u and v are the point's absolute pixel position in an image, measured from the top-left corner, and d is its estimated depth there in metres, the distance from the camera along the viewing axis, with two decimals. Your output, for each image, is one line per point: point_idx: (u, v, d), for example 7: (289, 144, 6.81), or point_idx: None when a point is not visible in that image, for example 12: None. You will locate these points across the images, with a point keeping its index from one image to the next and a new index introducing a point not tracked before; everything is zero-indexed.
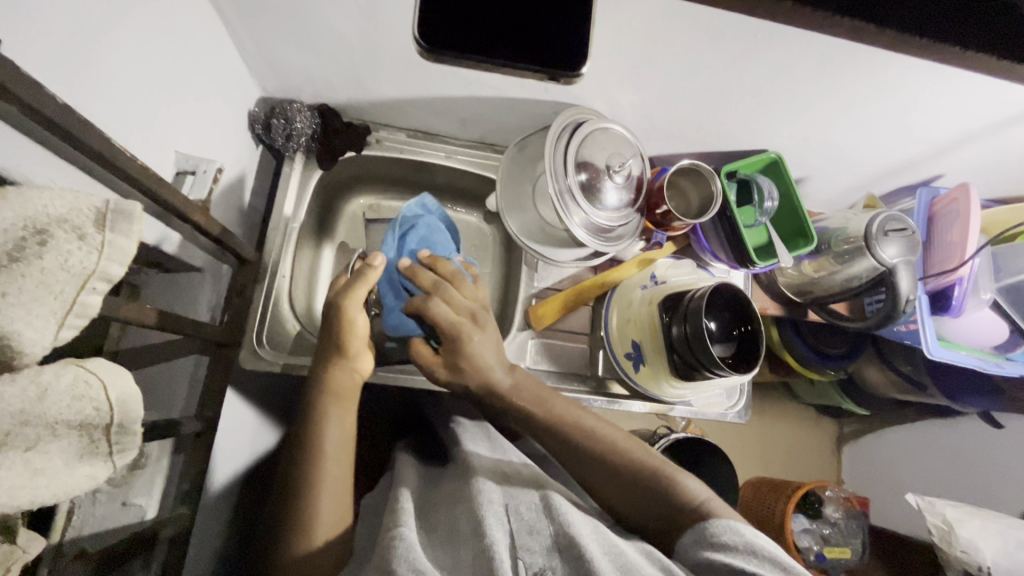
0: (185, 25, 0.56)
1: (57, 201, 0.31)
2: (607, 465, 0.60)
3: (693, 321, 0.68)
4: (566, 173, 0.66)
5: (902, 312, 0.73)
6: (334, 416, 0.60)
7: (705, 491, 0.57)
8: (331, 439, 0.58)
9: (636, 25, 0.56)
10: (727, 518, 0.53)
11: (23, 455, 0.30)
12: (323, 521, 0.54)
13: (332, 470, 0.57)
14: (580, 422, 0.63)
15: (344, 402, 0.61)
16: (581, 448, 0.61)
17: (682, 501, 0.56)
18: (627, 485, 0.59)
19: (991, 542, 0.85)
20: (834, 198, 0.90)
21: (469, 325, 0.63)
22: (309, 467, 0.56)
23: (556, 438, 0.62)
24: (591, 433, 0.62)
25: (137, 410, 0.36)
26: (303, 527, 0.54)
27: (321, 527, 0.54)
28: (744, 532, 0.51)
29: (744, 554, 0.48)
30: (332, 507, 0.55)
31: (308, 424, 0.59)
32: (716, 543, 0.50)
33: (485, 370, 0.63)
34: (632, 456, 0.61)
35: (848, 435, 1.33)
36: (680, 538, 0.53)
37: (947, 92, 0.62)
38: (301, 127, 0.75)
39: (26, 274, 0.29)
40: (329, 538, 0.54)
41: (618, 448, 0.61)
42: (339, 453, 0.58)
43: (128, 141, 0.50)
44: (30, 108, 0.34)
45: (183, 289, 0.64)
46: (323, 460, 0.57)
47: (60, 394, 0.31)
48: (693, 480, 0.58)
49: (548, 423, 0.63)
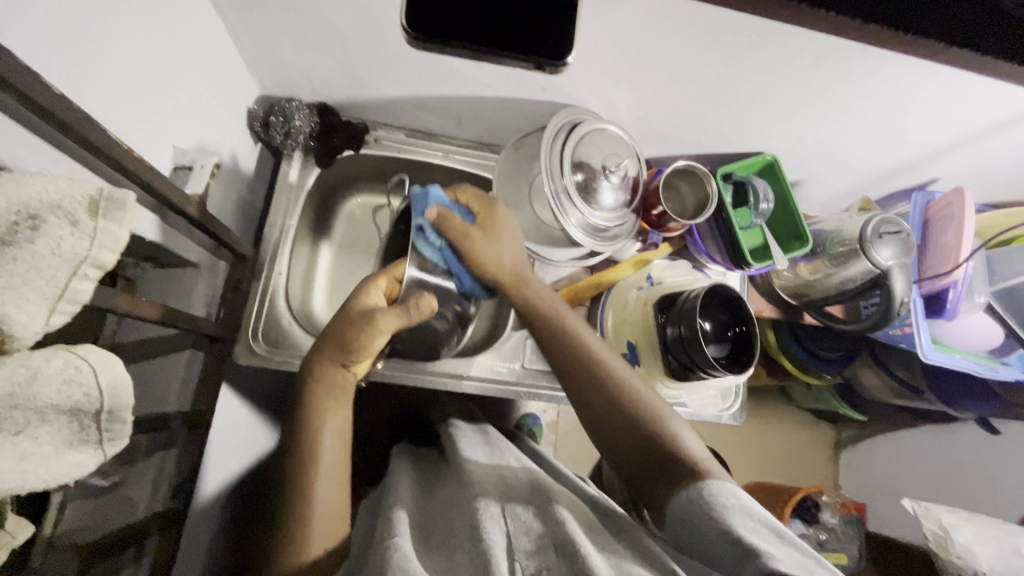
0: (182, 17, 0.56)
1: (50, 187, 0.31)
2: (633, 421, 0.59)
3: (687, 321, 0.68)
4: (562, 173, 0.66)
5: (897, 314, 0.75)
6: (325, 411, 0.60)
7: (702, 451, 0.57)
8: (330, 435, 0.59)
9: (633, 24, 0.57)
10: (720, 482, 0.52)
11: (12, 439, 0.30)
12: (318, 535, 0.53)
13: (326, 473, 0.56)
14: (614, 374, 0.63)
15: (336, 395, 0.61)
16: (612, 397, 0.61)
17: (685, 457, 0.56)
18: (636, 445, 0.58)
19: (986, 548, 0.84)
20: (830, 201, 0.91)
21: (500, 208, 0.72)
22: (300, 473, 0.56)
23: (591, 389, 0.62)
24: (620, 381, 0.62)
25: (128, 396, 0.36)
26: (295, 542, 0.52)
27: (317, 541, 0.53)
28: (739, 497, 0.50)
29: (740, 519, 0.48)
30: (325, 523, 0.54)
31: (298, 431, 0.59)
32: (712, 504, 0.49)
33: (518, 262, 0.69)
34: (657, 416, 0.60)
35: (845, 441, 1.33)
36: (675, 493, 0.53)
37: (939, 95, 0.63)
38: (300, 125, 0.76)
39: (18, 258, 0.29)
40: (326, 548, 0.53)
41: (643, 401, 0.61)
42: (334, 466, 0.57)
43: (124, 135, 0.50)
44: (26, 98, 0.34)
45: (176, 285, 0.64)
46: (315, 477, 0.56)
47: (49, 378, 0.31)
48: (691, 437, 0.59)
49: (564, 355, 0.64)
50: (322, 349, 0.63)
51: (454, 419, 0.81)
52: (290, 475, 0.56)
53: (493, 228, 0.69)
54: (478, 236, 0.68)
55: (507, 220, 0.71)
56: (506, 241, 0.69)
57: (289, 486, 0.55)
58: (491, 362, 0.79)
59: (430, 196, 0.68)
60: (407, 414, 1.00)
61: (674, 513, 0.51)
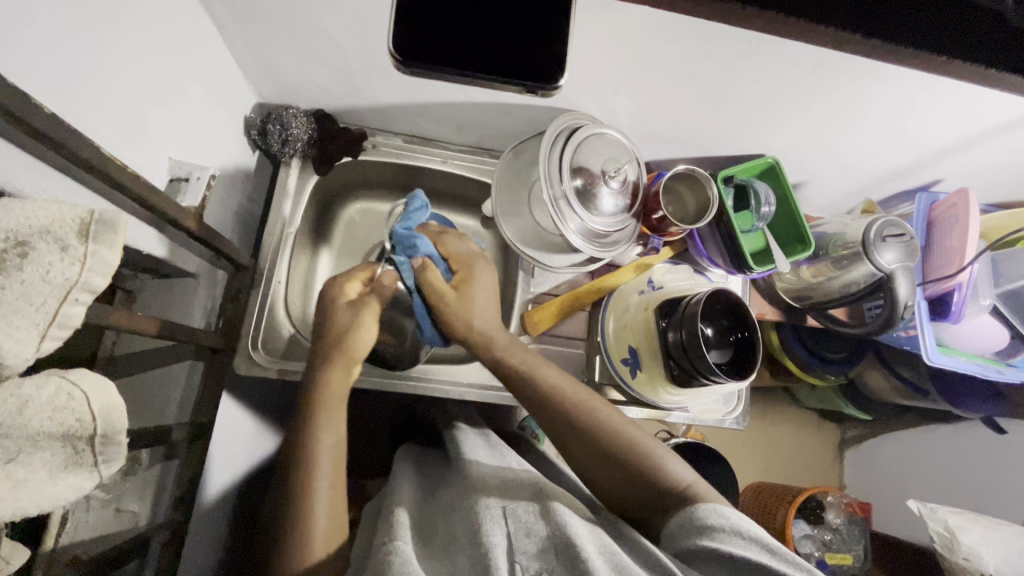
0: (178, 31, 0.56)
1: (40, 211, 0.31)
2: (596, 449, 0.60)
3: (688, 326, 0.67)
4: (561, 179, 0.65)
5: (902, 317, 0.73)
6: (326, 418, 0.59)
7: (690, 475, 0.58)
8: (323, 442, 0.58)
9: (631, 30, 0.56)
10: (712, 503, 0.52)
11: (4, 466, 0.30)
12: (316, 543, 0.52)
13: (324, 479, 0.56)
14: (572, 396, 0.63)
15: (336, 403, 0.61)
16: (577, 421, 0.61)
17: (671, 484, 0.56)
18: (623, 471, 0.58)
19: (992, 550, 0.84)
20: (832, 203, 0.90)
21: (479, 264, 0.69)
22: (300, 482, 0.55)
23: (565, 421, 0.61)
24: (583, 409, 0.62)
25: (122, 420, 0.35)
26: (294, 549, 0.52)
27: (315, 549, 0.52)
28: (728, 514, 0.50)
29: (730, 538, 0.47)
30: (323, 530, 0.53)
31: (304, 438, 0.58)
32: (702, 527, 0.49)
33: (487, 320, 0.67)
34: (621, 439, 0.60)
35: (850, 440, 1.32)
36: (669, 522, 0.53)
37: (943, 98, 0.62)
38: (298, 132, 0.75)
39: (7, 286, 0.29)
40: (325, 554, 0.53)
41: (624, 437, 0.60)
42: (332, 471, 0.57)
43: (120, 151, 0.50)
44: (16, 118, 0.33)
45: (174, 296, 0.64)
46: (313, 482, 0.55)
47: (41, 406, 0.31)
48: (678, 463, 0.59)
49: (532, 386, 0.63)
50: (323, 354, 0.63)
51: (457, 423, 0.80)
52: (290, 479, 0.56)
53: (467, 290, 0.67)
54: (451, 296, 0.67)
55: (484, 276, 0.69)
56: (476, 303, 0.67)
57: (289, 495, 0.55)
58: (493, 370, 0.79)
59: (418, 246, 0.69)
60: (409, 418, 1.00)
61: (670, 539, 0.52)
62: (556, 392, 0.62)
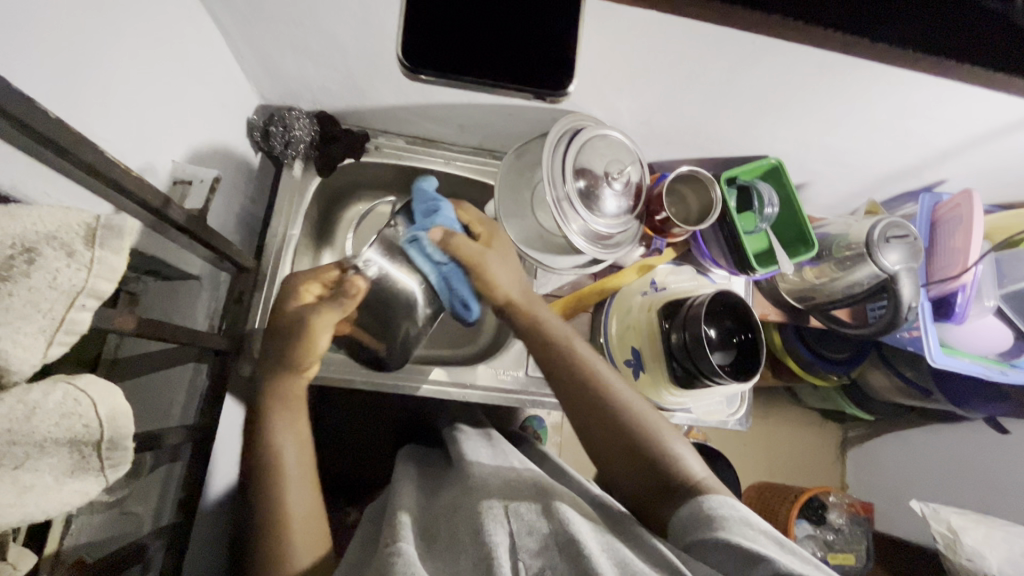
0: (182, 33, 0.56)
1: (47, 217, 0.31)
2: (624, 430, 0.59)
3: (692, 329, 0.67)
4: (564, 180, 0.65)
5: (906, 318, 0.74)
6: (287, 423, 0.60)
7: (703, 470, 0.57)
8: (290, 445, 0.58)
9: (634, 32, 0.56)
10: (720, 496, 0.53)
11: (11, 472, 0.30)
12: (299, 546, 0.53)
13: (296, 486, 0.56)
14: (604, 378, 0.63)
15: (295, 406, 0.61)
16: (606, 403, 0.61)
17: (682, 479, 0.56)
18: (638, 463, 0.58)
19: (996, 550, 0.84)
20: (834, 204, 0.90)
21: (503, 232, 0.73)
22: (269, 487, 0.56)
23: (594, 404, 0.61)
24: (613, 391, 0.62)
25: (128, 425, 0.35)
26: (276, 554, 0.52)
27: (299, 553, 0.52)
28: (738, 508, 0.51)
29: (741, 529, 0.48)
30: (304, 534, 0.54)
31: (265, 441, 0.58)
32: (711, 518, 0.49)
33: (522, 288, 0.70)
34: (644, 426, 0.60)
35: (852, 440, 1.32)
36: (675, 515, 0.53)
37: (948, 99, 0.62)
38: (301, 134, 0.75)
39: (13, 293, 0.29)
40: (313, 557, 0.53)
41: (649, 427, 0.60)
42: (302, 475, 0.57)
43: (124, 153, 0.50)
44: (22, 125, 0.33)
45: (177, 299, 0.64)
46: (286, 488, 0.56)
47: (48, 413, 0.31)
48: (689, 455, 0.59)
49: (568, 361, 0.64)
50: (272, 359, 0.62)
51: (460, 424, 0.80)
52: (261, 485, 0.56)
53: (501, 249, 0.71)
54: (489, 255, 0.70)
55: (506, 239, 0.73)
56: (510, 259, 0.71)
57: (263, 502, 0.55)
58: (496, 372, 0.78)
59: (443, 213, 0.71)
60: (411, 420, 1.00)
61: (677, 531, 0.52)
62: (590, 371, 0.63)
